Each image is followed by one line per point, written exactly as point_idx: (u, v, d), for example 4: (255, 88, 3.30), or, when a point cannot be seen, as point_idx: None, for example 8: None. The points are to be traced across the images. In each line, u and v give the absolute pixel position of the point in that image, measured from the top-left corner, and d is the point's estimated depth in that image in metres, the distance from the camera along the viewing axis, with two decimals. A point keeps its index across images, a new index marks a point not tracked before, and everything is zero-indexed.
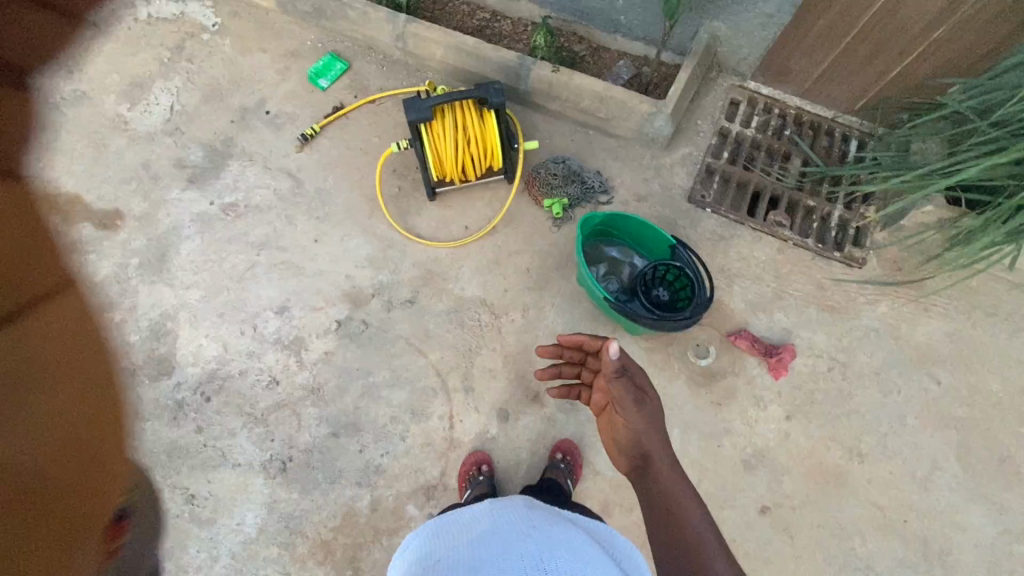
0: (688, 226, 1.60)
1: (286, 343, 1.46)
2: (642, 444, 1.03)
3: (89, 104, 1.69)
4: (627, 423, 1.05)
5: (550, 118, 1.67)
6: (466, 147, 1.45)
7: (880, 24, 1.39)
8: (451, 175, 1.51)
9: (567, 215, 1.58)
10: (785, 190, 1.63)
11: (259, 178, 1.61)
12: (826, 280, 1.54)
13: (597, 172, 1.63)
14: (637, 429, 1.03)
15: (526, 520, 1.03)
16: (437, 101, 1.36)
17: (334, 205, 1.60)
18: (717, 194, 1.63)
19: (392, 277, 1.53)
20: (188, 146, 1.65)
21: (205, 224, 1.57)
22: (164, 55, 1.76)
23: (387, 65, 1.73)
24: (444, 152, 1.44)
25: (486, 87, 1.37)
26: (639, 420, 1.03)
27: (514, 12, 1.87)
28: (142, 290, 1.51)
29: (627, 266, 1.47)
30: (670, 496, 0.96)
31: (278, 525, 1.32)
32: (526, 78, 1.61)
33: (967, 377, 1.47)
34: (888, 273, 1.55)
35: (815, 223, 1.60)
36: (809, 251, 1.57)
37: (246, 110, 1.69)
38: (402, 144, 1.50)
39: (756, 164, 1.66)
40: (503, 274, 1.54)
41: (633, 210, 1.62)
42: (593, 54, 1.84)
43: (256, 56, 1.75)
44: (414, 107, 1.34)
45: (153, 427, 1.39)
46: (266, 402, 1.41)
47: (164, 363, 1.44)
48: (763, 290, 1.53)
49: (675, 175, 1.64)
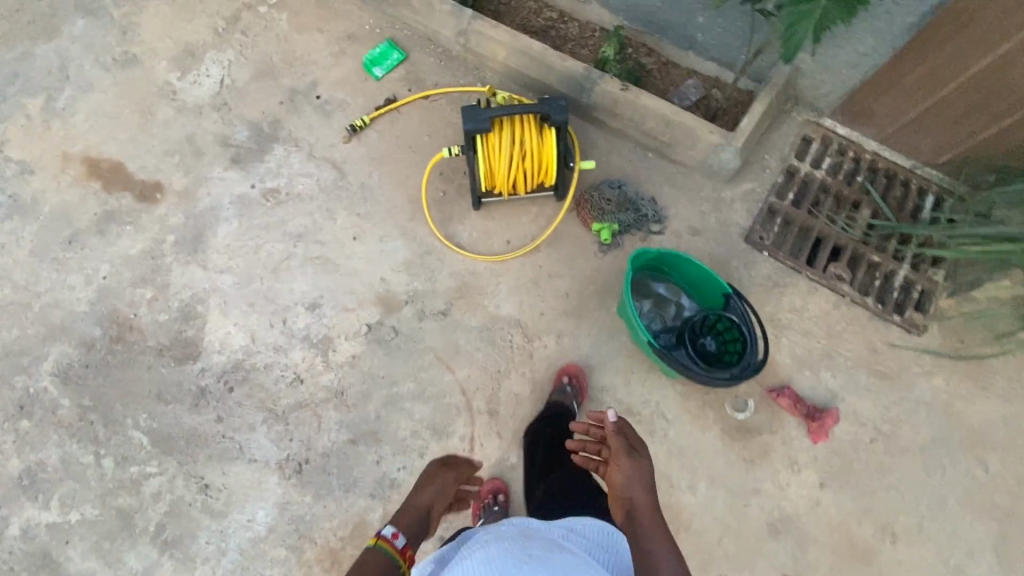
0: (741, 268, 1.51)
1: (314, 342, 1.43)
2: (630, 490, 1.00)
3: (139, 68, 1.65)
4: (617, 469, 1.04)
5: (608, 136, 1.59)
6: (520, 162, 1.37)
7: (986, 80, 1.27)
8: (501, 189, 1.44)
9: (616, 242, 1.51)
10: (850, 241, 1.53)
11: (303, 166, 1.57)
12: (881, 344, 1.46)
13: (653, 200, 1.55)
14: (628, 473, 1.01)
15: (529, 538, 0.89)
16: (496, 113, 1.29)
17: (376, 202, 1.55)
18: (776, 238, 1.54)
19: (427, 286, 1.48)
20: (235, 124, 1.60)
21: (244, 207, 1.53)
22: (218, 25, 1.70)
23: (446, 60, 1.65)
24: (497, 164, 1.36)
25: (550, 101, 1.29)
26: (631, 466, 1.02)
27: (583, 15, 1.77)
28: (176, 269, 1.48)
29: (673, 305, 1.40)
30: (651, 553, 0.89)
31: (288, 527, 1.31)
32: (590, 92, 1.52)
33: (1020, 466, 1.39)
34: (949, 345, 1.46)
35: (877, 281, 1.50)
36: (867, 310, 1.48)
37: (296, 93, 1.64)
38: (453, 150, 1.43)
39: (822, 210, 1.56)
40: (542, 296, 1.49)
41: (685, 244, 1.54)
42: (661, 69, 1.74)
43: (312, 36, 1.69)
44: (471, 117, 1.28)
45: (174, 411, 1.38)
46: (288, 400, 1.39)
47: (191, 347, 1.42)
48: (812, 347, 1.45)
49: (734, 211, 1.55)
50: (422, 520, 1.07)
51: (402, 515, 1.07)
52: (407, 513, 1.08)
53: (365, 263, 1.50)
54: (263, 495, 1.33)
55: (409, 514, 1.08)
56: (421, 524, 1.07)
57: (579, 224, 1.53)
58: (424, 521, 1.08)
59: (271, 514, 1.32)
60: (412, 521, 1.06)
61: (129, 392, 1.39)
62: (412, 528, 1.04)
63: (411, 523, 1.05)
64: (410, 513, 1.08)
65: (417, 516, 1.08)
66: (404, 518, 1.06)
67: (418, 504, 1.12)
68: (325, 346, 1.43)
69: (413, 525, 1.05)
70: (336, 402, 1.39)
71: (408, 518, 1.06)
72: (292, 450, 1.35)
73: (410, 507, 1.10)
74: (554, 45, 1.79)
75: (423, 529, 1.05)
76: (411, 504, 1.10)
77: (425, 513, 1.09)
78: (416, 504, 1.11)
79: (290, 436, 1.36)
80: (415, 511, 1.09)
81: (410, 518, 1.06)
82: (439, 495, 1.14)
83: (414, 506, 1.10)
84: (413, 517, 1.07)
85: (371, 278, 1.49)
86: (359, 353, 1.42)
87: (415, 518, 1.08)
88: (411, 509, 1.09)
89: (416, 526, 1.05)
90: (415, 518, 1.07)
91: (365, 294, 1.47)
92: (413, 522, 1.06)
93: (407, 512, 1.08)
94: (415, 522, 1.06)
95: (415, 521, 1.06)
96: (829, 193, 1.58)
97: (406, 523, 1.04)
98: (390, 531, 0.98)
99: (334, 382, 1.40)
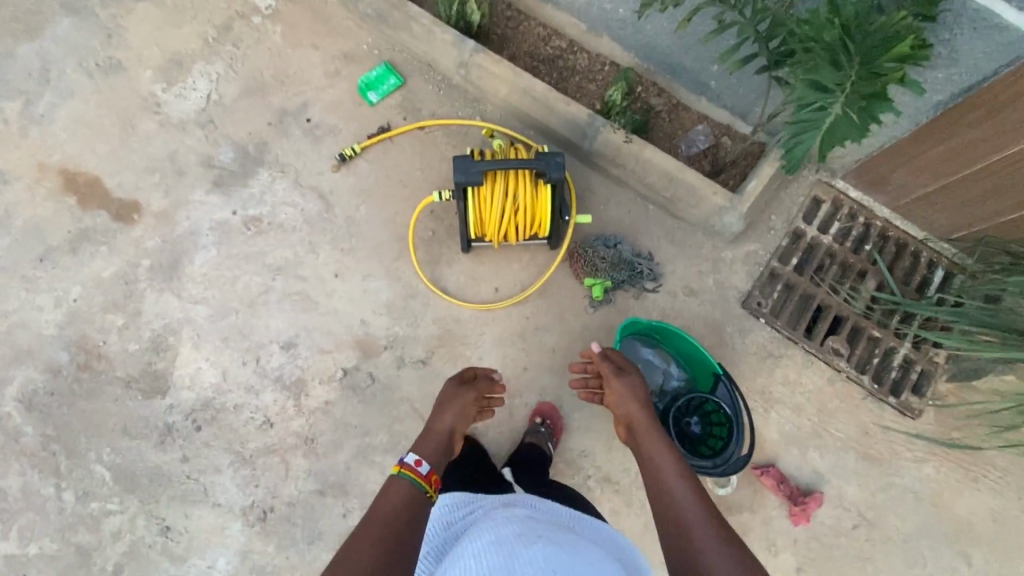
0: (736, 334, 1.46)
1: (287, 384, 1.38)
2: (628, 407, 1.10)
3: (123, 75, 1.57)
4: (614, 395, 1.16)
5: (609, 183, 1.52)
6: (513, 215, 1.30)
7: (1009, 168, 1.17)
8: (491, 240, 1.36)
9: (608, 298, 1.45)
10: (852, 313, 1.46)
11: (288, 194, 1.50)
12: (873, 426, 1.41)
13: (649, 256, 1.48)
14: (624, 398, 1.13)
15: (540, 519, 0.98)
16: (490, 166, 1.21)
17: (362, 238, 1.48)
18: (775, 304, 1.48)
19: (408, 331, 1.43)
20: (219, 143, 1.53)
21: (224, 235, 1.47)
22: (208, 33, 1.61)
23: (445, 89, 1.57)
24: (488, 215, 1.29)
25: (548, 157, 1.21)
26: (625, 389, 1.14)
27: (593, 46, 1.67)
28: (149, 296, 1.43)
29: (660, 372, 1.34)
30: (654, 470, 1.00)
31: None
32: (592, 139, 1.44)
33: (1004, 564, 1.35)
34: (944, 432, 1.40)
35: (875, 358, 1.45)
36: (862, 388, 1.43)
37: (286, 113, 1.56)
38: (443, 195, 1.35)
39: (826, 278, 1.49)
40: (526, 350, 1.43)
41: (680, 304, 1.48)
42: (671, 111, 1.65)
43: (306, 52, 1.60)
44: (463, 169, 1.20)
45: (138, 448, 1.34)
46: (256, 444, 1.35)
47: (160, 381, 1.38)
48: (801, 423, 1.41)
49: (733, 273, 1.49)
50: (444, 446, 1.11)
51: (422, 440, 1.10)
52: (427, 441, 1.10)
53: (345, 303, 1.44)
54: (225, 542, 1.30)
55: (430, 443, 1.10)
56: (441, 452, 1.10)
57: (571, 275, 1.46)
58: (445, 447, 1.11)
59: (233, 561, 1.29)
60: (434, 450, 1.09)
61: (94, 424, 1.35)
62: (436, 457, 1.07)
63: (434, 449, 1.09)
64: (432, 442, 1.10)
65: (438, 445, 1.10)
66: (425, 446, 1.09)
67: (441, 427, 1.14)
68: (298, 389, 1.38)
69: (435, 453, 1.08)
70: (305, 449, 1.35)
71: (429, 448, 1.09)
72: (258, 496, 1.32)
73: (431, 432, 1.12)
74: (560, 76, 1.69)
75: (446, 455, 1.10)
76: (432, 432, 1.12)
77: (444, 442, 1.11)
78: (437, 430, 1.12)
79: (257, 482, 1.33)
80: (436, 438, 1.11)
81: (432, 448, 1.09)
82: (460, 418, 1.16)
83: (435, 433, 1.12)
84: (435, 446, 1.10)
85: (350, 319, 1.43)
86: (333, 399, 1.38)
87: (436, 443, 1.10)
88: (430, 438, 1.11)
89: (438, 453, 1.08)
90: (436, 445, 1.10)
91: (343, 336, 1.42)
92: (434, 451, 1.09)
93: (427, 440, 1.11)
94: (438, 450, 1.09)
95: (437, 450, 1.09)
96: (834, 260, 1.51)
97: (426, 449, 1.08)
98: (413, 460, 1.03)
99: (305, 428, 1.36)
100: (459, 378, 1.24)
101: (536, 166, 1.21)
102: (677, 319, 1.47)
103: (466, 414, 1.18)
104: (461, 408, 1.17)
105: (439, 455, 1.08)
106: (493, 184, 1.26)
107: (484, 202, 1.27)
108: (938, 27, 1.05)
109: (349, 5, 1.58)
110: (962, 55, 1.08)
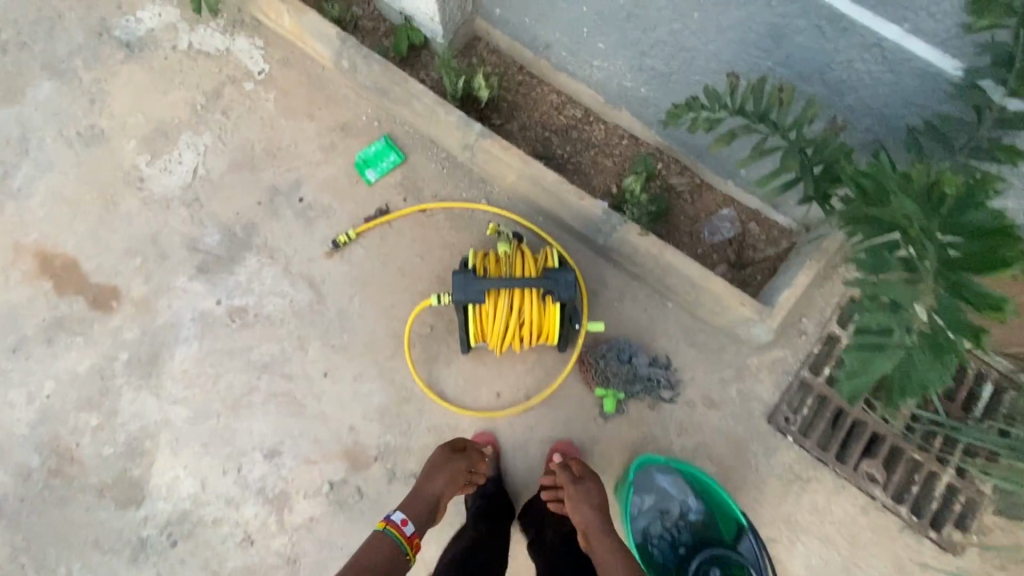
0: (760, 452, 1.33)
1: (269, 498, 1.28)
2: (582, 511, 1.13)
3: (106, 146, 1.47)
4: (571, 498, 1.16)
5: (625, 278, 1.38)
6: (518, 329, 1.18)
7: None
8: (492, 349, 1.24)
9: (620, 409, 1.33)
10: (891, 434, 1.32)
11: (276, 283, 1.39)
12: (908, 562, 1.28)
13: (667, 363, 1.34)
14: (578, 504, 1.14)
15: None
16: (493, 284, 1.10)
17: (353, 333, 1.37)
18: (805, 420, 1.34)
19: (400, 441, 1.31)
20: (205, 224, 1.43)
21: (207, 327, 1.37)
22: (197, 100, 1.51)
23: (449, 167, 1.45)
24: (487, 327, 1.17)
25: (558, 275, 1.10)
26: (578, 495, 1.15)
27: (611, 117, 1.52)
28: (126, 394, 1.34)
29: (676, 501, 1.28)
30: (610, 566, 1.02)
31: None
32: (607, 235, 1.32)
33: None
34: (988, 572, 1.27)
35: (916, 485, 1.31)
36: (898, 519, 1.29)
37: (277, 192, 1.45)
38: (442, 299, 1.23)
39: (862, 392, 1.35)
40: (530, 464, 1.32)
41: (699, 416, 1.34)
42: (694, 192, 1.51)
43: (300, 122, 1.49)
44: (463, 287, 1.09)
45: (110, 564, 1.25)
46: (235, 564, 1.25)
47: (135, 490, 1.29)
48: (829, 557, 1.28)
49: (759, 383, 1.35)
50: (430, 512, 1.13)
51: (411, 499, 1.14)
52: (414, 501, 1.14)
53: (334, 407, 1.33)
54: None
55: (419, 501, 1.13)
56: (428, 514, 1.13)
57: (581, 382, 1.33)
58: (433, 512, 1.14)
59: None
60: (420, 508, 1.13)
61: (64, 535, 1.26)
62: (419, 518, 1.11)
63: (420, 509, 1.13)
64: (422, 495, 1.15)
65: (427, 502, 1.14)
66: (415, 506, 1.13)
67: (429, 491, 1.15)
68: (281, 503, 1.28)
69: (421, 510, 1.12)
70: (287, 572, 1.25)
71: (416, 505, 1.13)
72: None
73: (418, 492, 1.15)
74: (574, 148, 1.53)
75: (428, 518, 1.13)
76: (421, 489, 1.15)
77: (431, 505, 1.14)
78: (426, 491, 1.15)
79: None
80: (424, 496, 1.14)
81: (419, 510, 1.12)
82: (447, 483, 1.16)
83: (425, 490, 1.15)
84: (421, 508, 1.13)
85: (339, 425, 1.32)
86: (318, 516, 1.27)
87: (424, 500, 1.14)
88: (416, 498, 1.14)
89: (422, 514, 1.12)
90: (423, 504, 1.13)
91: (330, 444, 1.31)
92: (418, 510, 1.12)
93: (415, 497, 1.15)
94: (425, 510, 1.13)
95: (423, 509, 1.13)
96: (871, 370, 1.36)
97: (411, 509, 1.13)
98: (399, 517, 1.09)
99: (287, 548, 1.26)
100: (453, 445, 1.22)
101: (544, 284, 1.10)
102: (696, 433, 1.33)
103: (455, 482, 1.18)
104: (449, 470, 1.18)
105: (423, 518, 1.12)
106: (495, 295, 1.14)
107: (484, 314, 1.15)
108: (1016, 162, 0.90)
109: (347, 74, 1.45)
110: None
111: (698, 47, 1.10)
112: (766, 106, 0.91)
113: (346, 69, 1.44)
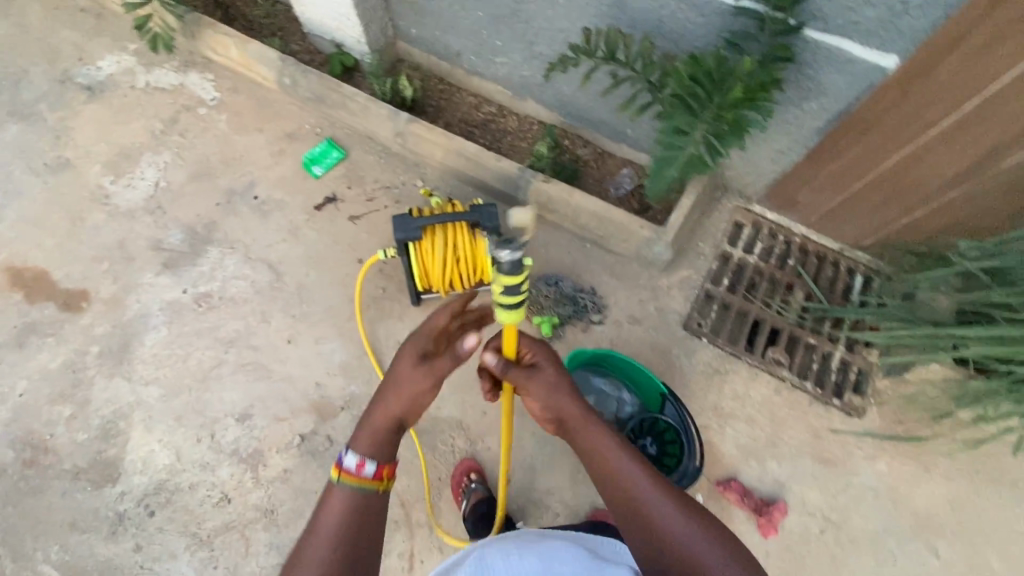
0: (682, 356, 1.53)
1: (243, 457, 1.37)
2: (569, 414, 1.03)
3: (71, 172, 1.64)
4: (540, 386, 1.03)
5: (547, 227, 1.61)
6: (455, 264, 1.36)
7: (895, 177, 1.32)
8: (436, 288, 1.41)
9: (556, 334, 1.52)
10: (787, 324, 1.55)
11: (238, 268, 1.54)
12: (823, 429, 1.46)
13: (593, 290, 1.57)
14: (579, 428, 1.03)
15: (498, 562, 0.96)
16: (427, 222, 1.29)
17: (313, 303, 1.52)
18: (715, 324, 1.55)
19: (364, 389, 1.44)
20: (168, 227, 1.59)
21: (175, 314, 1.49)
22: (156, 127, 1.72)
23: (385, 156, 1.68)
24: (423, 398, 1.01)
25: (482, 208, 1.31)
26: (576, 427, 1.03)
27: (521, 108, 1.82)
28: (98, 382, 1.42)
29: (615, 401, 1.38)
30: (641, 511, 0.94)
31: None
32: (524, 189, 1.57)
33: (967, 551, 1.38)
34: (888, 426, 1.46)
35: (814, 363, 1.51)
36: (807, 394, 1.48)
37: (233, 193, 1.63)
38: (387, 253, 1.40)
39: (758, 294, 1.59)
40: (484, 393, 1.45)
41: (626, 332, 1.55)
42: (597, 159, 1.79)
43: (251, 135, 1.71)
44: (402, 227, 1.28)
45: (89, 541, 1.31)
46: (213, 523, 1.32)
47: (110, 469, 1.35)
48: (756, 433, 1.45)
49: (672, 300, 1.58)
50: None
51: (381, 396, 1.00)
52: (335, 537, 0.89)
53: (299, 368, 1.46)
54: None
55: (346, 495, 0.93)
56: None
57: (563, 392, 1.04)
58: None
59: None
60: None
61: (42, 520, 1.32)
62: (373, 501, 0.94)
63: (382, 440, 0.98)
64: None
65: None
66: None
67: (410, 391, 0.99)
68: (255, 460, 1.37)
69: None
70: (265, 522, 1.33)
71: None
72: None
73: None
74: (493, 136, 1.81)
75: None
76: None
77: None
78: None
79: (214, 563, 1.30)
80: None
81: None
82: (410, 405, 1.00)
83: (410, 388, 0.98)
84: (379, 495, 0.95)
85: (306, 384, 1.44)
86: (291, 467, 1.37)
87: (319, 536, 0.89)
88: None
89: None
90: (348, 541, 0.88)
91: (298, 401, 1.43)
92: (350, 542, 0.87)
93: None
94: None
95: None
96: (762, 276, 1.61)
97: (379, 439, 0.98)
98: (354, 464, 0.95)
99: (264, 500, 1.34)
100: (427, 350, 1.03)
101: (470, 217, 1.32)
102: (625, 346, 1.54)
103: (429, 391, 1.01)
104: (419, 398, 1.00)
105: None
106: (434, 230, 1.33)
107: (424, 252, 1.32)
108: (804, 64, 1.19)
109: (290, 91, 1.71)
110: (827, 87, 1.23)
111: (568, 26, 1.42)
112: (614, 47, 1.20)
113: (289, 86, 1.68)
